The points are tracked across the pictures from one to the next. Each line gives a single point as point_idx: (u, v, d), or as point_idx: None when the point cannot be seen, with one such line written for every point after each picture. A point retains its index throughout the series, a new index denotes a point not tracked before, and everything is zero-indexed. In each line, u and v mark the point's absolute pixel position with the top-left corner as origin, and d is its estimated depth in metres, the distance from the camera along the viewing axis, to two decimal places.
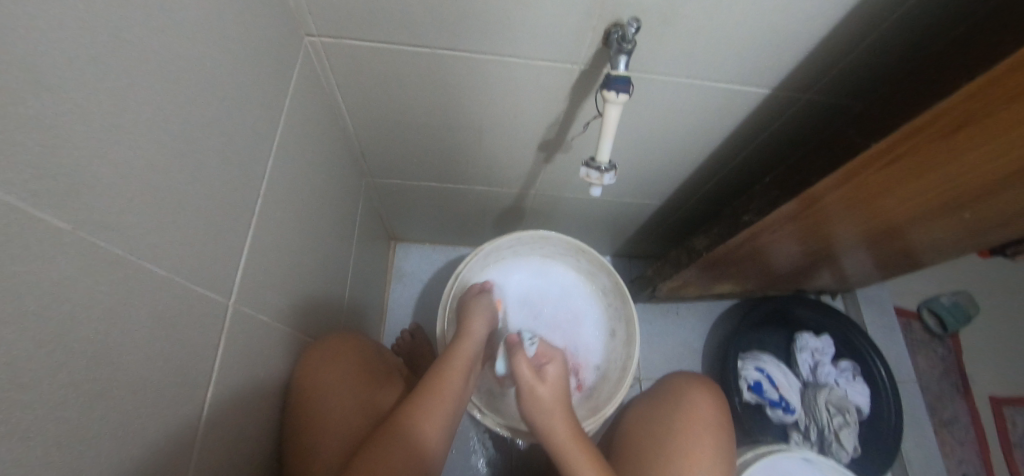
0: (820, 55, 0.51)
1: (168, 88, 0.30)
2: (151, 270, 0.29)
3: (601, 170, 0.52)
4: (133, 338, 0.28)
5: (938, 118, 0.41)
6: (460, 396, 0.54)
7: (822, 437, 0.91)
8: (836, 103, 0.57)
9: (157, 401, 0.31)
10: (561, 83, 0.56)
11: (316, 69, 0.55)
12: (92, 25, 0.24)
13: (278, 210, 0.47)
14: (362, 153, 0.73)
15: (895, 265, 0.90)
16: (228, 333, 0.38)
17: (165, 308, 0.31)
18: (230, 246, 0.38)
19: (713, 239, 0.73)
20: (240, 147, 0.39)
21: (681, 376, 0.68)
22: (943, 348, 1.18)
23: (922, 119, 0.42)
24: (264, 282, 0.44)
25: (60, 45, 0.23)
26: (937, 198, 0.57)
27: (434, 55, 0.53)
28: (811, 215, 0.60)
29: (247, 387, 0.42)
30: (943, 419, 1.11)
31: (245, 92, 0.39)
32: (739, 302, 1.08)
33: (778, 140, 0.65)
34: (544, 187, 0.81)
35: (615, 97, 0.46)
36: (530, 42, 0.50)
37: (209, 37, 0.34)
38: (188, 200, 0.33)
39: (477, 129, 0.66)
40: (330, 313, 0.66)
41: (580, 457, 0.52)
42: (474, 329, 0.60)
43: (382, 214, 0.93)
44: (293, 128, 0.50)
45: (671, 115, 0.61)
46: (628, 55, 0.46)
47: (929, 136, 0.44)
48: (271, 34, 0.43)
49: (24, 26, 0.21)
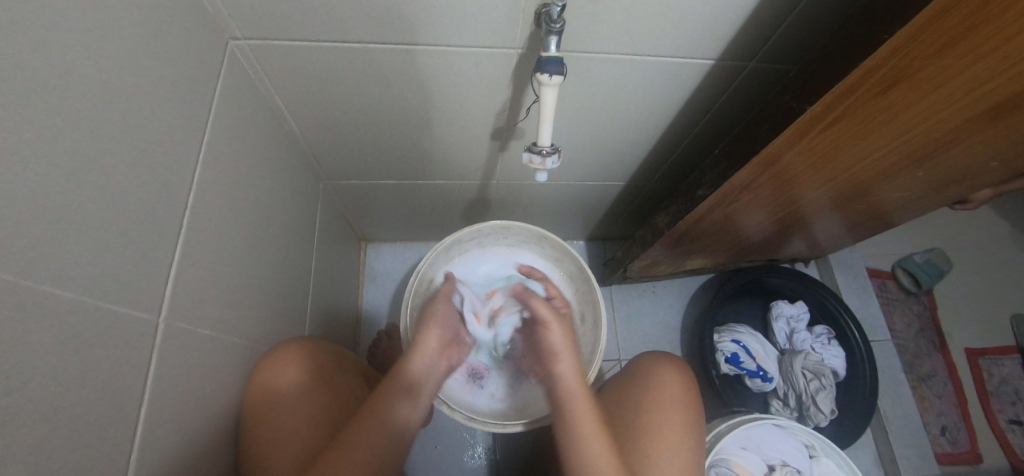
0: (756, 21, 0.50)
1: (67, 103, 0.29)
2: (56, 292, 0.28)
3: (543, 154, 0.51)
4: (39, 364, 0.27)
5: (870, 73, 0.41)
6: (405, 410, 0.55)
7: (800, 403, 0.92)
8: (780, 70, 0.57)
9: (77, 426, 0.30)
10: (500, 69, 0.55)
11: (248, 72, 0.53)
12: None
13: (214, 221, 0.46)
14: (314, 155, 0.71)
15: (862, 227, 0.91)
16: (161, 350, 0.38)
17: (75, 330, 0.30)
18: (154, 260, 0.37)
19: (673, 215, 0.72)
20: (158, 159, 0.38)
21: (650, 356, 0.68)
22: (918, 306, 1.19)
23: (853, 77, 0.41)
24: (202, 295, 0.43)
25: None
26: (884, 157, 0.57)
27: (367, 50, 0.51)
28: (764, 183, 0.60)
29: (190, 403, 0.42)
30: (922, 374, 1.13)
31: (160, 101, 0.38)
32: (713, 276, 1.08)
33: (728, 111, 0.64)
34: (505, 176, 0.80)
35: (549, 79, 0.46)
36: (462, 28, 0.49)
37: (107, 45, 0.33)
38: (95, 216, 0.31)
39: (426, 122, 0.65)
40: (290, 320, 0.65)
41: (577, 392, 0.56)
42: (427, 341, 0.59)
43: (346, 215, 0.92)
44: (225, 135, 0.48)
45: (618, 93, 0.60)
46: (558, 35, 0.45)
47: (865, 93, 0.43)
48: (187, 39, 0.42)
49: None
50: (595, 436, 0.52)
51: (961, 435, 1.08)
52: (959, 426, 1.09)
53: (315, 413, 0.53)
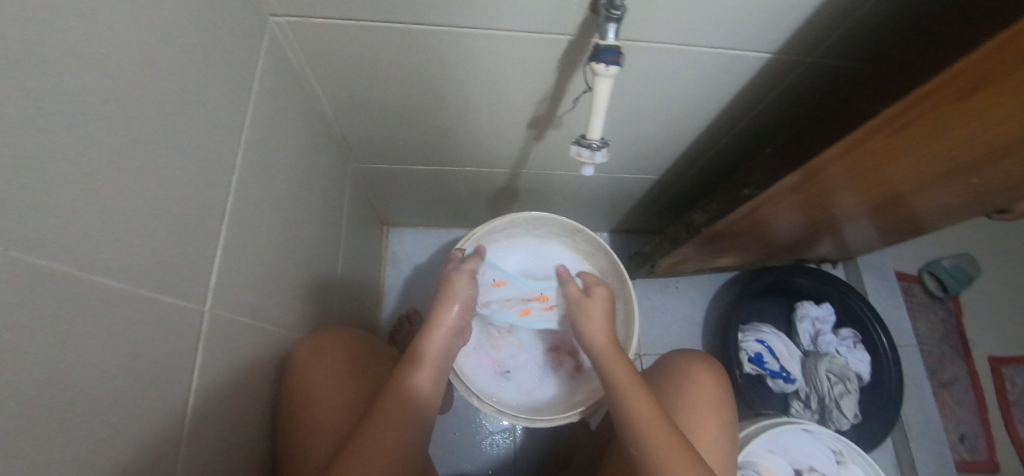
0: (824, 14, 0.47)
1: (111, 85, 0.27)
2: (106, 284, 0.27)
3: (593, 147, 0.49)
4: (90, 359, 0.26)
5: (950, 82, 0.38)
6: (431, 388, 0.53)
7: (822, 406, 0.92)
8: (841, 66, 0.54)
9: (128, 420, 0.29)
10: (547, 56, 0.53)
11: (285, 51, 0.51)
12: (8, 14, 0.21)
13: (253, 206, 0.45)
14: (345, 138, 0.69)
15: (897, 232, 0.89)
16: (205, 340, 0.37)
17: (123, 323, 0.29)
18: (198, 248, 0.36)
19: (712, 214, 0.70)
20: (202, 143, 0.36)
21: (681, 354, 0.67)
22: (943, 311, 1.17)
23: (930, 83, 0.39)
24: (242, 284, 0.42)
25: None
26: (942, 164, 0.54)
27: (410, 32, 0.49)
28: (813, 185, 0.58)
29: (230, 392, 0.41)
30: (943, 380, 1.11)
31: (204, 81, 0.36)
32: (739, 274, 1.06)
33: (778, 107, 0.61)
34: (536, 166, 0.78)
35: (605, 69, 0.43)
36: (512, 12, 0.47)
37: (154, 22, 0.31)
38: (141, 203, 0.30)
39: (463, 108, 0.63)
40: (321, 306, 0.64)
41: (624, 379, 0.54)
42: (446, 318, 0.57)
43: (371, 200, 0.90)
44: (263, 117, 0.47)
45: (666, 85, 0.58)
46: (617, 22, 0.43)
47: (939, 101, 0.41)
48: (228, 15, 0.39)
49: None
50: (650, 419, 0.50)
51: (979, 443, 1.07)
52: (979, 434, 1.08)
53: (345, 399, 0.52)
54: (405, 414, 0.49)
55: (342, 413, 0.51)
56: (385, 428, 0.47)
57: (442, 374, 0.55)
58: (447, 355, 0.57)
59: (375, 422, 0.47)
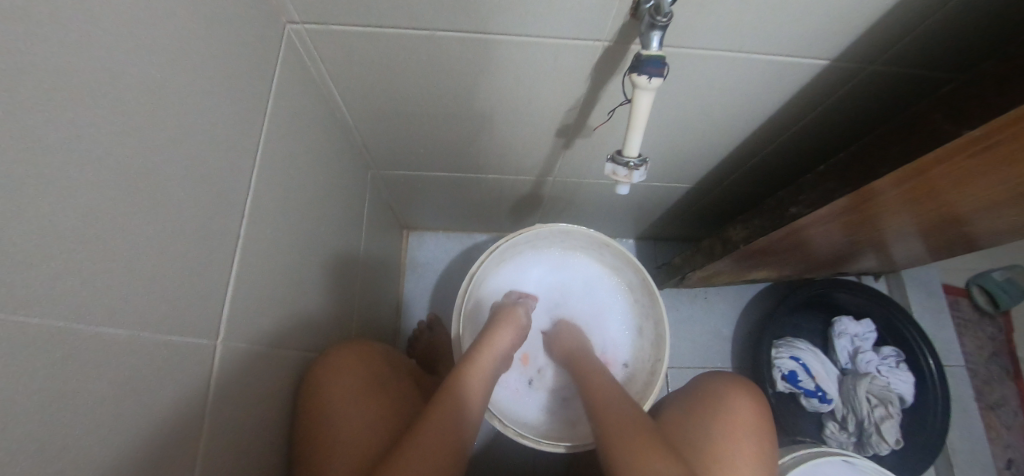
0: (894, 18, 0.42)
1: (110, 112, 0.25)
2: (107, 332, 0.25)
3: (629, 166, 0.45)
4: (93, 413, 0.25)
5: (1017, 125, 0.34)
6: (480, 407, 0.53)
7: (860, 429, 0.86)
8: (907, 75, 0.49)
9: (136, 470, 0.28)
10: (581, 63, 0.49)
11: (303, 59, 0.48)
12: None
13: (269, 226, 0.42)
14: (364, 145, 0.67)
15: (950, 249, 0.82)
16: (218, 374, 0.35)
17: (129, 370, 0.27)
18: (210, 280, 0.34)
19: (751, 230, 0.66)
20: (214, 166, 0.34)
21: (719, 376, 0.64)
22: (992, 328, 1.10)
23: (995, 125, 0.35)
24: (257, 310, 0.40)
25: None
26: (1011, 192, 0.49)
27: (433, 38, 0.46)
28: (867, 208, 0.52)
29: (246, 424, 0.39)
30: (991, 402, 1.04)
31: (215, 99, 0.34)
32: (772, 286, 1.01)
33: (832, 117, 0.56)
34: (562, 175, 0.75)
35: (647, 82, 0.39)
36: (544, 17, 0.43)
37: (159, 40, 0.28)
38: (147, 240, 0.28)
39: (489, 116, 0.60)
40: (340, 320, 0.62)
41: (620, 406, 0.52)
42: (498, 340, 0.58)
43: (391, 205, 0.88)
44: (280, 130, 0.44)
45: (708, 93, 0.53)
46: (662, 30, 0.38)
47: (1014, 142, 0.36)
48: (240, 26, 0.37)
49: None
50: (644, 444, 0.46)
51: None
52: None
53: (370, 418, 0.49)
54: (465, 421, 0.49)
55: (371, 432, 0.48)
56: (438, 431, 0.47)
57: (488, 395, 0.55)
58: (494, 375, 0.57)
59: (420, 444, 0.45)
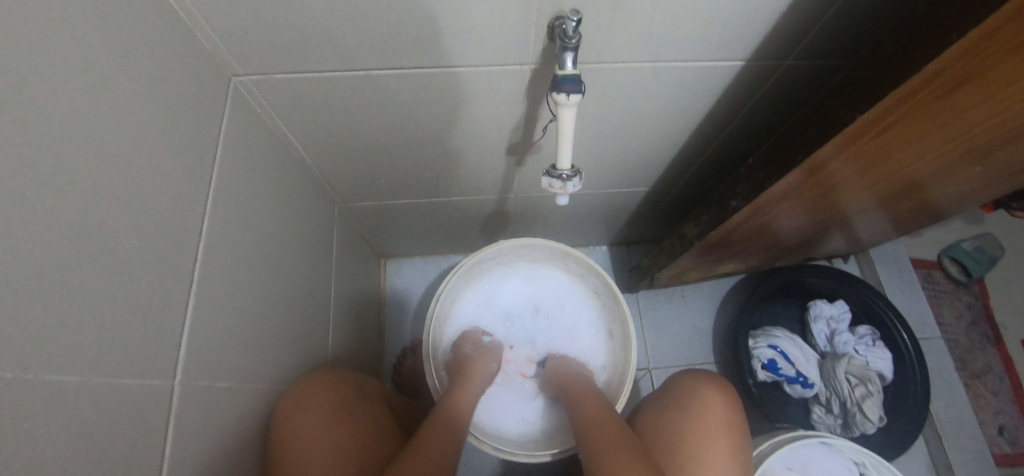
0: (789, 20, 0.46)
1: (58, 177, 0.28)
2: (63, 377, 0.27)
3: (564, 178, 0.48)
4: (50, 456, 0.26)
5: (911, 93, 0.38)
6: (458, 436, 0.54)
7: (845, 410, 0.87)
8: (819, 67, 0.52)
9: None
10: (514, 85, 0.52)
11: (253, 105, 0.51)
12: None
13: (228, 266, 0.45)
14: (327, 182, 0.70)
15: (911, 222, 0.84)
16: (180, 411, 0.36)
17: (85, 414, 0.28)
18: (165, 323, 0.36)
19: (703, 226, 0.69)
20: (164, 215, 0.36)
21: (687, 375, 0.64)
22: (968, 296, 1.11)
23: (888, 101, 0.39)
24: (219, 347, 0.42)
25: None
26: (951, 151, 0.51)
27: (372, 76, 0.49)
28: (806, 189, 0.56)
29: (214, 460, 0.40)
30: (975, 370, 1.05)
31: (161, 152, 0.37)
32: (746, 278, 1.03)
33: (761, 112, 0.59)
34: (522, 190, 0.78)
35: (566, 98, 0.42)
36: (470, 49, 0.46)
37: (100, 103, 0.31)
38: (99, 287, 0.30)
39: (439, 143, 0.63)
40: (313, 352, 0.64)
41: (597, 417, 0.56)
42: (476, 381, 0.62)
43: (364, 235, 0.90)
44: (233, 175, 0.47)
45: (639, 101, 0.57)
46: (574, 51, 0.42)
47: (920, 100, 0.39)
48: (184, 84, 0.40)
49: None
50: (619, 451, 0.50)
51: None
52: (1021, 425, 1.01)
53: (340, 444, 0.50)
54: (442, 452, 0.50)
55: (340, 457, 0.49)
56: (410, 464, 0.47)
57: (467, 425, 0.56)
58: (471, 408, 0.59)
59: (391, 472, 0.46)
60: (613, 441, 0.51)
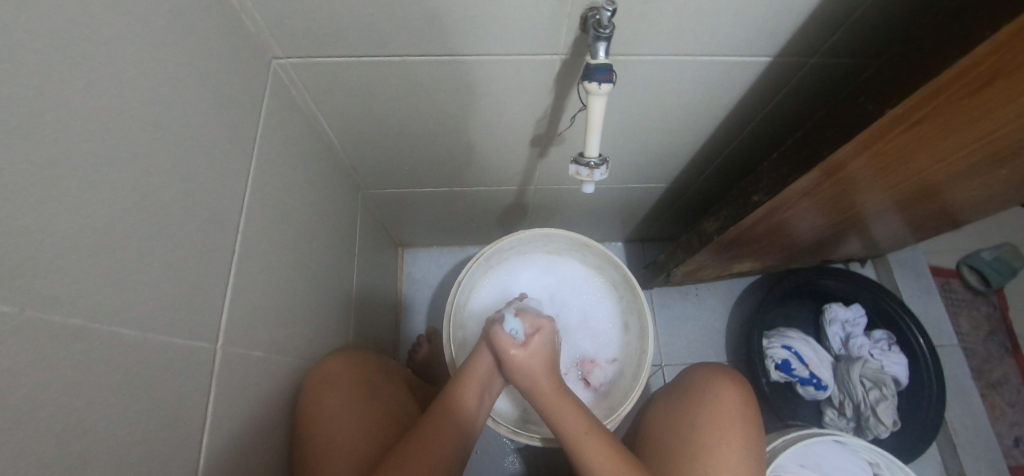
0: (821, 16, 0.46)
1: (121, 144, 0.29)
2: (119, 331, 0.29)
3: (591, 166, 0.49)
4: (108, 406, 0.28)
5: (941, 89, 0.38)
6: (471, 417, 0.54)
7: (858, 413, 0.87)
8: (847, 64, 0.52)
9: (144, 461, 0.30)
10: (544, 76, 0.53)
11: (289, 89, 0.53)
12: (10, 89, 0.22)
13: (263, 241, 0.46)
14: (353, 167, 0.71)
15: (931, 226, 0.83)
16: (220, 376, 0.38)
17: (139, 369, 0.30)
18: (208, 291, 0.37)
19: (723, 221, 0.70)
20: (210, 188, 0.38)
21: (702, 368, 0.65)
22: (988, 306, 1.09)
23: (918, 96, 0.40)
24: (254, 319, 0.44)
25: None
26: (970, 154, 0.51)
27: (406, 62, 0.50)
28: (828, 187, 0.57)
29: (248, 426, 0.42)
30: (991, 380, 1.03)
31: (209, 127, 0.38)
32: (761, 278, 1.03)
33: (785, 110, 0.60)
34: (543, 182, 0.78)
35: (597, 88, 0.43)
36: (503, 38, 0.47)
37: (157, 77, 0.32)
38: (154, 250, 0.32)
39: (465, 132, 0.64)
40: (336, 332, 0.66)
41: (550, 394, 0.55)
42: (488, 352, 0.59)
43: (384, 223, 0.92)
44: (271, 154, 0.48)
45: (665, 95, 0.57)
46: (607, 41, 0.42)
47: (952, 94, 0.39)
48: (230, 64, 0.41)
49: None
50: (589, 439, 0.50)
51: None
52: None
53: (366, 422, 0.51)
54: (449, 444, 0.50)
55: (365, 435, 0.50)
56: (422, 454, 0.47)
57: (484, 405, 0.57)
58: (490, 384, 0.59)
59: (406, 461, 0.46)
60: (574, 429, 0.51)
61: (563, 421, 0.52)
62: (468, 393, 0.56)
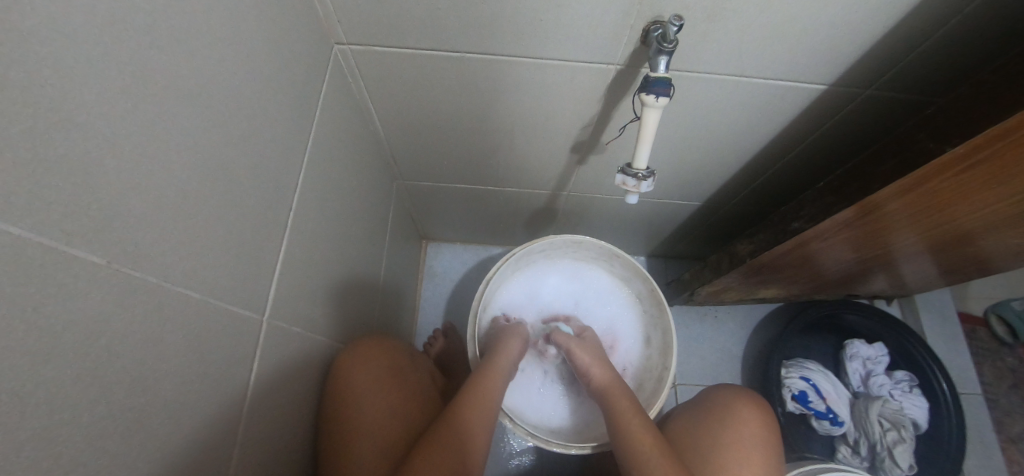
0: (884, 48, 0.46)
1: (203, 112, 0.30)
2: (185, 293, 0.30)
3: (638, 177, 0.49)
4: (169, 364, 0.29)
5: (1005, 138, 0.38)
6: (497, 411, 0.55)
7: (873, 453, 0.85)
8: (902, 99, 0.52)
9: (193, 422, 0.31)
10: (596, 84, 0.53)
11: (346, 75, 0.54)
12: (111, 48, 0.23)
13: (311, 220, 0.47)
14: (393, 157, 0.72)
15: (965, 272, 0.82)
16: (263, 347, 0.39)
17: (198, 331, 0.31)
18: (262, 263, 0.38)
19: (757, 245, 0.70)
20: (271, 163, 0.39)
21: (723, 389, 0.64)
22: (1012, 358, 1.06)
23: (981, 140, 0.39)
24: (296, 295, 0.45)
25: (73, 74, 0.21)
26: (1009, 209, 0.50)
27: (463, 59, 0.51)
28: (871, 223, 0.56)
29: (282, 399, 0.43)
30: (1013, 435, 1.00)
31: (278, 105, 0.39)
32: (784, 307, 1.02)
33: (832, 139, 0.59)
34: (576, 189, 0.79)
35: (654, 100, 0.43)
36: (563, 43, 0.48)
37: (240, 52, 0.34)
38: (221, 218, 0.33)
39: (508, 133, 0.65)
40: (364, 317, 0.66)
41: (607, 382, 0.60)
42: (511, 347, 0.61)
43: (413, 215, 0.93)
44: (324, 136, 0.49)
45: (714, 114, 0.57)
46: (669, 55, 0.43)
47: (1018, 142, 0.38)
48: (301, 46, 0.43)
49: (23, 51, 0.19)
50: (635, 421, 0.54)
51: None
52: None
53: (394, 407, 0.52)
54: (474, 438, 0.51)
55: (392, 420, 0.51)
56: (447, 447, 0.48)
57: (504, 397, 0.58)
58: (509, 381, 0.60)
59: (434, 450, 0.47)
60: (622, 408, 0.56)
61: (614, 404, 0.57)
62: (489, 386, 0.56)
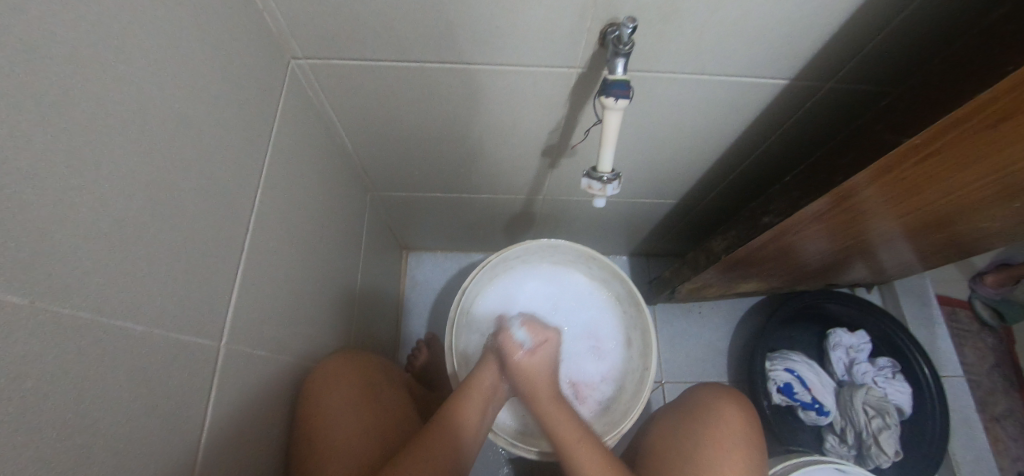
0: (840, 42, 0.46)
1: (140, 137, 0.29)
2: (125, 327, 0.28)
3: (603, 180, 0.49)
4: (111, 401, 0.28)
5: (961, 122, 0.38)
6: (479, 427, 0.55)
7: (859, 441, 0.86)
8: (862, 91, 0.52)
9: (144, 458, 0.30)
10: (559, 87, 0.53)
11: (306, 89, 0.53)
12: (26, 78, 0.22)
13: (273, 239, 0.46)
14: (364, 169, 0.71)
15: (941, 256, 0.83)
16: (222, 374, 0.38)
17: (145, 363, 0.30)
18: (217, 288, 0.37)
19: (731, 241, 0.70)
20: (222, 184, 0.38)
21: (705, 389, 0.64)
22: (992, 338, 1.08)
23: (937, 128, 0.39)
24: (259, 317, 0.44)
25: None
26: (976, 193, 0.50)
27: (423, 69, 0.51)
28: (840, 213, 0.56)
29: (247, 425, 0.42)
30: (995, 413, 1.02)
31: (228, 125, 0.38)
32: (766, 299, 1.03)
33: (797, 133, 0.60)
34: (551, 193, 0.78)
35: (613, 103, 0.43)
36: (521, 49, 0.47)
37: (181, 74, 0.33)
38: (165, 245, 0.32)
39: (478, 140, 0.65)
40: (339, 333, 0.65)
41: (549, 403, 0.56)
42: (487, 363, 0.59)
43: (390, 226, 0.92)
44: (284, 153, 0.48)
45: (679, 114, 0.57)
46: (625, 57, 0.42)
47: (970, 130, 0.39)
48: (252, 63, 0.42)
49: None
50: (581, 446, 0.53)
51: None
52: None
53: (365, 422, 0.51)
54: (449, 455, 0.49)
55: (364, 435, 0.50)
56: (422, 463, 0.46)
57: (489, 414, 0.56)
58: (494, 397, 0.58)
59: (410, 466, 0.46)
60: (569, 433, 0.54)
61: (557, 428, 0.54)
62: (469, 407, 0.54)
